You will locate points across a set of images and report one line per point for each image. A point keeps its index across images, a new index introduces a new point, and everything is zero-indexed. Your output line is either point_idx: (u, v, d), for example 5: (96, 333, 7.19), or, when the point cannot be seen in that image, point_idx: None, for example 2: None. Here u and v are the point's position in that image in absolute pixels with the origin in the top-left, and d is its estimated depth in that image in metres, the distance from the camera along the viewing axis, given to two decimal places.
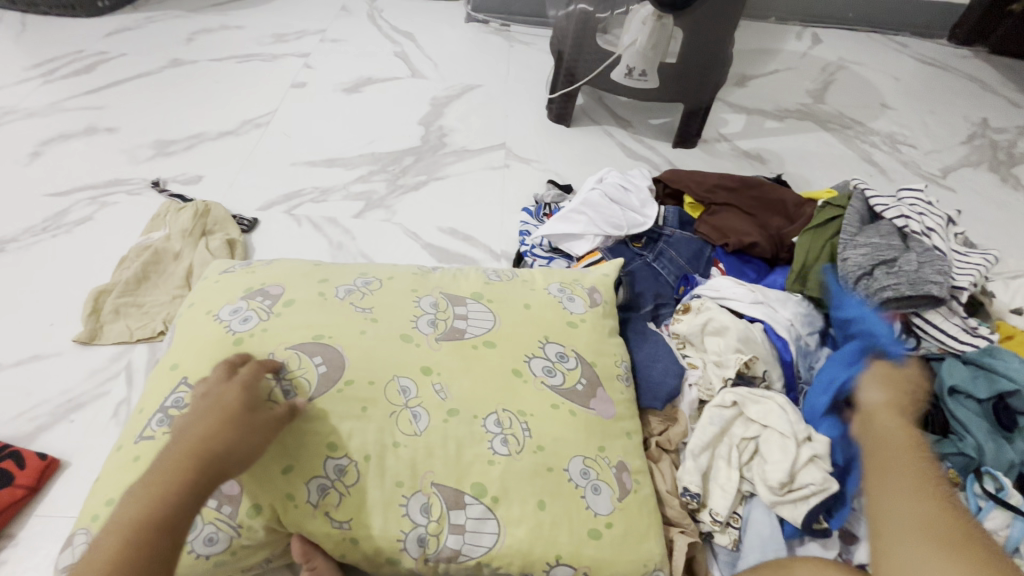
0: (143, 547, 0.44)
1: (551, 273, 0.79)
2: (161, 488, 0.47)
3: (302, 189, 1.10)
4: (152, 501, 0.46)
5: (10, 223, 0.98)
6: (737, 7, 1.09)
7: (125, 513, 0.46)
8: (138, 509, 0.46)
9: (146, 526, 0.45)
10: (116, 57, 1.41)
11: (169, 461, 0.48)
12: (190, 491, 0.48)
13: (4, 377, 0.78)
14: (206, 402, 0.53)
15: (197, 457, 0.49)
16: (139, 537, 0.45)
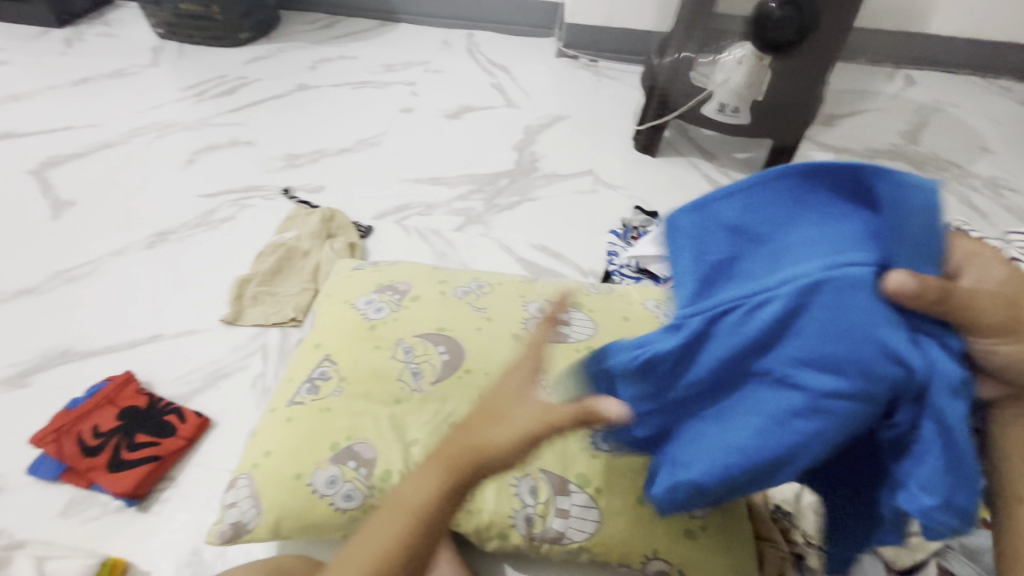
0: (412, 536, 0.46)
1: (644, 288, 0.85)
2: (443, 479, 0.47)
3: (410, 203, 1.22)
4: (430, 489, 0.47)
5: (170, 217, 1.15)
6: (833, 55, 1.12)
7: (406, 491, 0.47)
8: (414, 497, 0.47)
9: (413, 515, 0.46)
10: (254, 82, 1.61)
11: (446, 454, 0.47)
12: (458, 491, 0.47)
13: (165, 346, 0.91)
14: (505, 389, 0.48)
15: (467, 459, 0.46)
16: (411, 524, 0.46)
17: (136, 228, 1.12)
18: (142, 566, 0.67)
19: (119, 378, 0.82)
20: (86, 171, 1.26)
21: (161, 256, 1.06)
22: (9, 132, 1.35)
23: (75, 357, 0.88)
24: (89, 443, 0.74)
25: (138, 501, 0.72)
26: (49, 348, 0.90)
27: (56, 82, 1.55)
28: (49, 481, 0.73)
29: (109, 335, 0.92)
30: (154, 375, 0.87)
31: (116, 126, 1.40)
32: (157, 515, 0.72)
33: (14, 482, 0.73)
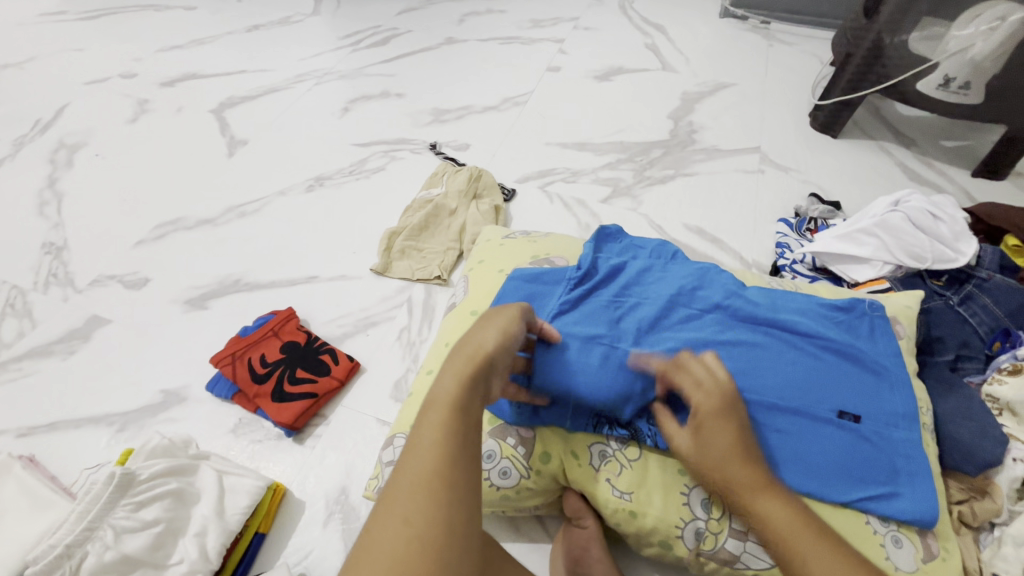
0: (453, 457, 0.41)
1: (836, 290, 0.76)
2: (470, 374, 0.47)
3: (555, 168, 1.17)
4: (459, 384, 0.46)
5: (327, 163, 1.19)
6: None
7: (433, 408, 0.44)
8: (436, 427, 0.43)
9: (459, 412, 0.44)
10: (404, 33, 1.62)
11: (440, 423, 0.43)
12: (482, 381, 0.47)
13: (320, 288, 0.95)
14: (481, 326, 0.51)
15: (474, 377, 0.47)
16: (447, 452, 0.42)
17: (297, 171, 1.18)
18: (298, 495, 0.71)
19: (282, 314, 0.86)
20: (256, 114, 1.34)
21: (318, 200, 1.11)
22: (195, 72, 1.48)
23: (245, 288, 0.95)
24: (257, 370, 0.79)
25: (295, 434, 0.76)
26: (225, 276, 0.97)
27: (233, 27, 1.67)
28: (223, 399, 0.79)
29: (274, 270, 0.98)
30: (312, 314, 0.91)
31: (282, 72, 1.48)
32: (313, 448, 0.75)
33: (197, 395, 0.81)
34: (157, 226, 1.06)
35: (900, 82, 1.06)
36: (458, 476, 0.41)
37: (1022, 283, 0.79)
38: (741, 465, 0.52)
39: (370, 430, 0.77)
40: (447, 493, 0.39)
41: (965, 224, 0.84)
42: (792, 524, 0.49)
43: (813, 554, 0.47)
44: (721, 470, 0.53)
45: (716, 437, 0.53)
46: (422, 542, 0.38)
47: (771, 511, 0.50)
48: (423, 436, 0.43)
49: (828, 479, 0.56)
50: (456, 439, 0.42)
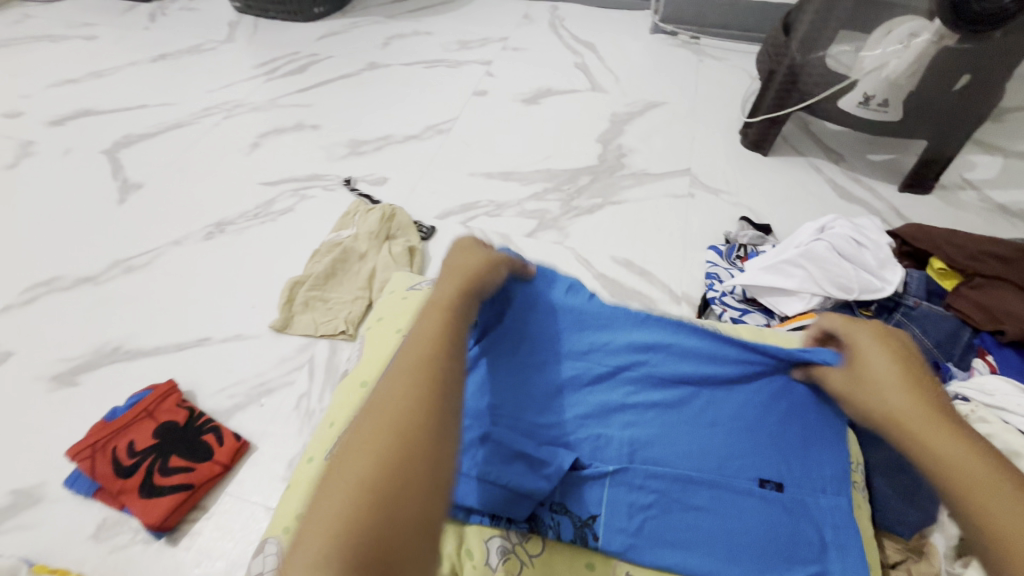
0: (422, 344, 0.41)
1: (758, 333, 0.70)
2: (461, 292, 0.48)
3: (478, 201, 1.10)
4: (450, 292, 0.47)
5: (230, 206, 1.09)
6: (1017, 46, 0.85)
7: (428, 307, 0.45)
8: (426, 319, 0.44)
9: (440, 307, 0.45)
10: (324, 59, 1.54)
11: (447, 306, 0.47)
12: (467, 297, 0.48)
13: (211, 352, 0.85)
14: (475, 254, 0.54)
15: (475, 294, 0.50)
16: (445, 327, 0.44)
17: (196, 217, 1.07)
18: None
19: (160, 389, 0.76)
20: (156, 152, 1.23)
21: (217, 248, 1.01)
22: (91, 108, 1.36)
23: (125, 356, 0.84)
24: (123, 463, 0.68)
25: (167, 534, 0.66)
26: (102, 344, 0.86)
27: (138, 57, 1.55)
28: (83, 496, 0.68)
29: (159, 334, 0.87)
30: (199, 385, 0.81)
31: (187, 106, 1.37)
32: (189, 550, 0.66)
33: (54, 494, 0.69)
34: (28, 288, 0.94)
35: (818, 102, 1.03)
36: (426, 363, 0.39)
37: (949, 310, 0.76)
38: (894, 389, 0.48)
39: (258, 521, 0.68)
40: (425, 368, 0.39)
41: (889, 251, 0.81)
42: (959, 443, 0.42)
43: (965, 461, 0.41)
44: (879, 394, 0.49)
45: (883, 359, 0.51)
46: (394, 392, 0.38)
47: (935, 441, 0.43)
48: (418, 328, 0.43)
49: (754, 561, 0.50)
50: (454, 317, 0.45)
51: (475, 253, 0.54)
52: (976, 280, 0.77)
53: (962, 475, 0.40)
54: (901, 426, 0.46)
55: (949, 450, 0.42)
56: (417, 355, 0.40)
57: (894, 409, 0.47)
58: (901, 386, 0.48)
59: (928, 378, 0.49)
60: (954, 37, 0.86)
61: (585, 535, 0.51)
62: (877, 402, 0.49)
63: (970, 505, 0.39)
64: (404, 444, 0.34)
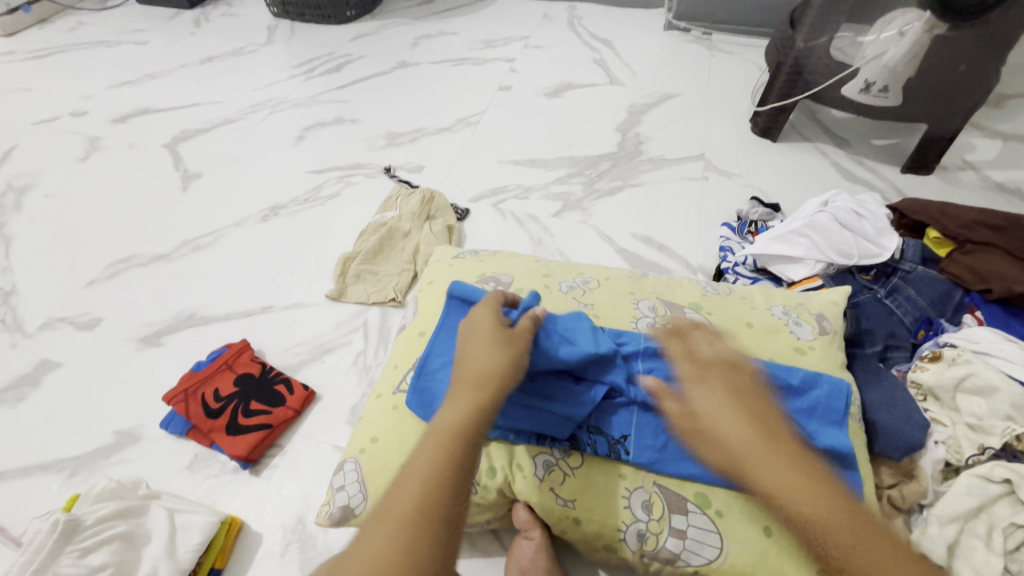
0: (444, 484, 0.46)
1: (769, 291, 0.77)
2: (480, 401, 0.50)
3: (507, 185, 1.19)
4: (461, 408, 0.50)
5: (282, 192, 1.20)
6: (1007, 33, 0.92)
7: (435, 433, 0.48)
8: (436, 456, 0.47)
9: (458, 439, 0.48)
10: (358, 59, 1.64)
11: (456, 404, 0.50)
12: (488, 407, 0.50)
13: (276, 317, 0.95)
14: (485, 346, 0.53)
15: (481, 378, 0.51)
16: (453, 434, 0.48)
17: (252, 202, 1.18)
18: (255, 527, 0.71)
19: (236, 346, 0.87)
20: (210, 146, 1.35)
21: (273, 229, 1.12)
22: (149, 107, 1.48)
23: (200, 322, 0.95)
24: (211, 405, 0.79)
25: (251, 466, 0.76)
26: (179, 311, 0.97)
27: (187, 60, 1.67)
28: (177, 436, 0.79)
29: (228, 303, 0.98)
30: (267, 345, 0.91)
31: (236, 103, 1.48)
32: (269, 479, 0.76)
33: (151, 433, 0.80)
34: (109, 264, 1.06)
35: (821, 91, 1.13)
36: (440, 513, 0.44)
37: (943, 274, 0.84)
38: (749, 440, 0.51)
39: (327, 456, 0.77)
40: (444, 485, 0.46)
41: (887, 222, 0.89)
42: (822, 497, 0.47)
43: (818, 521, 0.47)
44: (728, 447, 0.52)
45: (717, 403, 0.54)
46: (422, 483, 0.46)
47: (771, 476, 0.49)
48: (416, 474, 0.46)
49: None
50: (463, 417, 0.49)
51: (484, 344, 0.53)
52: (967, 245, 0.84)
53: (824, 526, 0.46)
54: (762, 480, 0.49)
55: (813, 508, 0.47)
56: (434, 490, 0.45)
57: (753, 466, 0.50)
58: (757, 442, 0.51)
59: (757, 412, 0.53)
60: (943, 27, 0.94)
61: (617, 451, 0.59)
62: (722, 449, 0.52)
63: (811, 527, 0.47)
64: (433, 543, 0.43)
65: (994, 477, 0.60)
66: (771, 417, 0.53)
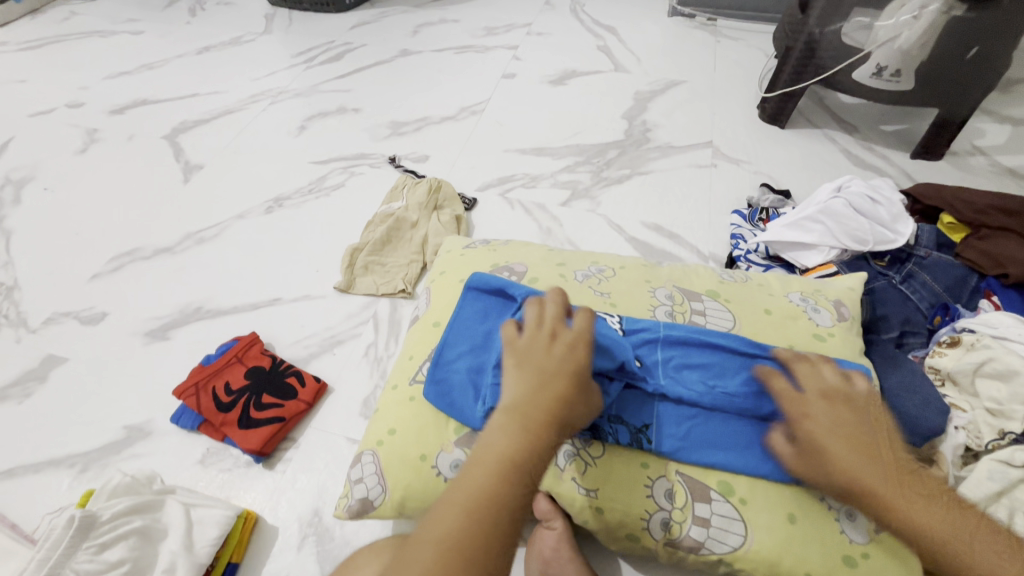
0: (494, 516, 0.42)
1: (786, 279, 0.76)
2: (534, 434, 0.46)
3: (514, 175, 1.18)
4: (520, 438, 0.45)
5: (286, 183, 1.18)
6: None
7: (509, 416, 0.47)
8: (519, 439, 0.45)
9: (517, 472, 0.44)
10: (358, 47, 1.62)
11: (531, 389, 0.48)
12: (560, 398, 0.49)
13: (284, 310, 0.94)
14: (563, 377, 0.50)
15: (568, 377, 0.50)
16: (529, 420, 0.47)
17: (256, 193, 1.17)
18: (270, 521, 0.71)
19: (245, 339, 0.85)
20: (211, 137, 1.32)
21: (278, 221, 1.10)
22: (146, 98, 1.45)
23: (208, 315, 0.94)
24: (222, 399, 0.78)
25: (264, 459, 0.75)
26: (185, 305, 0.96)
27: (184, 50, 1.64)
28: (189, 430, 0.78)
29: (235, 296, 0.97)
30: (276, 338, 0.90)
31: (236, 93, 1.46)
32: (284, 472, 0.75)
33: (162, 428, 0.79)
34: (113, 258, 1.04)
35: (834, 75, 1.11)
36: (511, 498, 0.43)
37: (958, 259, 0.84)
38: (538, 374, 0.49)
39: (340, 449, 0.77)
40: (522, 472, 0.44)
41: (901, 207, 0.89)
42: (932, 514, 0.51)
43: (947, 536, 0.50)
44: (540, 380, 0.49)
45: (828, 405, 0.55)
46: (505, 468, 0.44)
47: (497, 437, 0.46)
48: (496, 448, 0.45)
49: (784, 458, 0.57)
50: (550, 399, 0.48)
51: (540, 384, 0.49)
52: (983, 231, 0.84)
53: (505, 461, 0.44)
54: (835, 465, 0.53)
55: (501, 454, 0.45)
56: (507, 476, 0.44)
57: (831, 452, 0.53)
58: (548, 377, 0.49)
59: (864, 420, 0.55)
60: (961, 8, 0.92)
61: (638, 441, 0.59)
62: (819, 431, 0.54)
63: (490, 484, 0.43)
64: (499, 522, 0.42)
65: (1015, 462, 0.60)
66: (868, 425, 0.55)
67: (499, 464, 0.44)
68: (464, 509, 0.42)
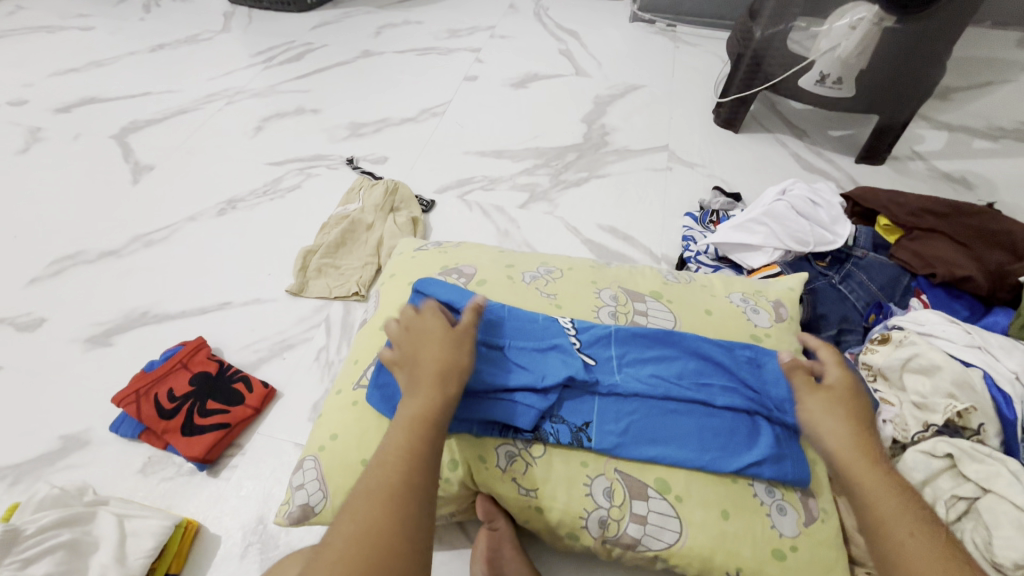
0: (418, 465, 0.49)
1: (729, 279, 0.79)
2: (427, 396, 0.53)
3: (473, 177, 1.18)
4: (419, 406, 0.52)
5: (240, 185, 1.16)
6: (946, 33, 0.97)
7: (413, 392, 0.54)
8: (413, 408, 0.52)
9: (426, 426, 0.51)
10: (319, 47, 1.60)
11: (417, 371, 0.55)
12: (437, 373, 0.55)
13: (234, 313, 0.92)
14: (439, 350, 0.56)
15: (441, 358, 0.56)
16: (422, 393, 0.53)
17: (208, 195, 1.14)
18: (213, 530, 0.69)
19: (191, 344, 0.83)
20: (162, 137, 1.29)
21: (231, 223, 1.08)
22: (95, 96, 1.41)
23: (153, 320, 0.91)
24: (164, 406, 0.76)
25: (208, 467, 0.74)
26: (130, 310, 0.93)
27: (137, 47, 1.59)
28: (129, 439, 0.76)
29: (183, 300, 0.94)
30: (225, 343, 0.88)
31: (190, 93, 1.43)
32: (228, 480, 0.73)
33: (101, 437, 0.77)
34: (54, 261, 1.01)
35: (780, 82, 1.15)
36: (415, 458, 0.49)
37: (893, 260, 0.87)
38: (425, 353, 0.57)
39: (288, 454, 0.76)
40: (415, 435, 0.51)
41: (840, 209, 0.93)
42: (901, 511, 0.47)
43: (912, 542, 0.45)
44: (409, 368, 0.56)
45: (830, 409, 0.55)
46: (403, 440, 0.50)
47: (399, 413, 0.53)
48: (399, 418, 0.52)
49: (720, 448, 0.59)
50: (434, 369, 0.55)
51: (421, 367, 0.55)
52: (915, 232, 0.88)
53: (410, 426, 0.51)
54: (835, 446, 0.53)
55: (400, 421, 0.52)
56: (404, 443, 0.50)
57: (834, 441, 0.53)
58: (423, 360, 0.56)
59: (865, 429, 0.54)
60: (892, 20, 0.96)
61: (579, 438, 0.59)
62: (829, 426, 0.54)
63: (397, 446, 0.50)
64: (407, 485, 0.48)
65: (937, 453, 0.63)
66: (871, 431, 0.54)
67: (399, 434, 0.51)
68: (382, 480, 0.48)
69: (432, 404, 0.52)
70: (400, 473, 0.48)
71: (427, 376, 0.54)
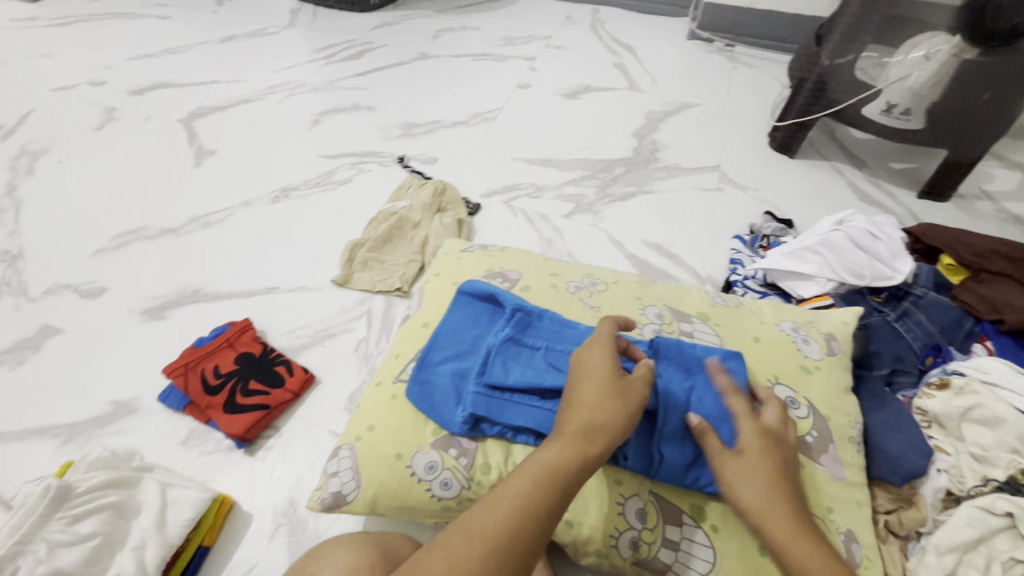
0: (530, 520, 0.45)
1: (779, 307, 0.76)
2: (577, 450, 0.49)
3: (520, 184, 1.19)
4: (567, 459, 0.48)
5: (295, 175, 1.20)
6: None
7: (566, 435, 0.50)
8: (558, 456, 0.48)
9: (555, 484, 0.47)
10: (379, 47, 1.64)
11: (580, 415, 0.51)
12: (598, 434, 0.49)
13: (280, 299, 0.95)
14: (595, 398, 0.51)
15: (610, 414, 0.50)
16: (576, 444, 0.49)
17: (263, 183, 1.18)
18: (246, 508, 0.71)
19: (238, 325, 0.86)
20: (226, 124, 1.34)
21: (283, 211, 1.11)
22: (167, 81, 1.48)
23: (204, 298, 0.95)
24: (210, 382, 0.79)
25: (246, 446, 0.76)
26: (184, 286, 0.97)
27: (208, 38, 1.67)
28: (174, 411, 0.79)
29: (234, 281, 0.98)
30: (270, 326, 0.91)
31: (254, 83, 1.48)
32: (263, 460, 0.75)
33: (148, 406, 0.80)
34: (117, 235, 1.06)
35: (844, 108, 1.11)
36: (538, 514, 0.45)
37: (954, 301, 0.84)
38: (594, 397, 0.51)
39: (322, 441, 0.77)
40: (549, 487, 0.46)
41: (901, 244, 0.89)
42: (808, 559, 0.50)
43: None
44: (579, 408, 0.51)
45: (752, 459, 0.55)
46: (534, 490, 0.46)
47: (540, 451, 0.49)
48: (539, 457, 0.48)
49: None
50: (599, 426, 0.50)
51: (586, 411, 0.51)
52: (982, 274, 0.84)
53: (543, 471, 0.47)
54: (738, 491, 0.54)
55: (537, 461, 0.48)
56: (535, 496, 0.46)
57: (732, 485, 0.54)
58: (592, 402, 0.51)
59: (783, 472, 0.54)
60: (972, 52, 0.92)
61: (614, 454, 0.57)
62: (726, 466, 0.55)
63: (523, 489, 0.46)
64: (515, 542, 0.44)
65: (996, 510, 0.58)
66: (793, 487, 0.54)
67: (531, 480, 0.47)
68: (497, 519, 0.44)
69: (573, 463, 0.48)
70: (520, 524, 0.44)
71: (585, 428, 0.50)
